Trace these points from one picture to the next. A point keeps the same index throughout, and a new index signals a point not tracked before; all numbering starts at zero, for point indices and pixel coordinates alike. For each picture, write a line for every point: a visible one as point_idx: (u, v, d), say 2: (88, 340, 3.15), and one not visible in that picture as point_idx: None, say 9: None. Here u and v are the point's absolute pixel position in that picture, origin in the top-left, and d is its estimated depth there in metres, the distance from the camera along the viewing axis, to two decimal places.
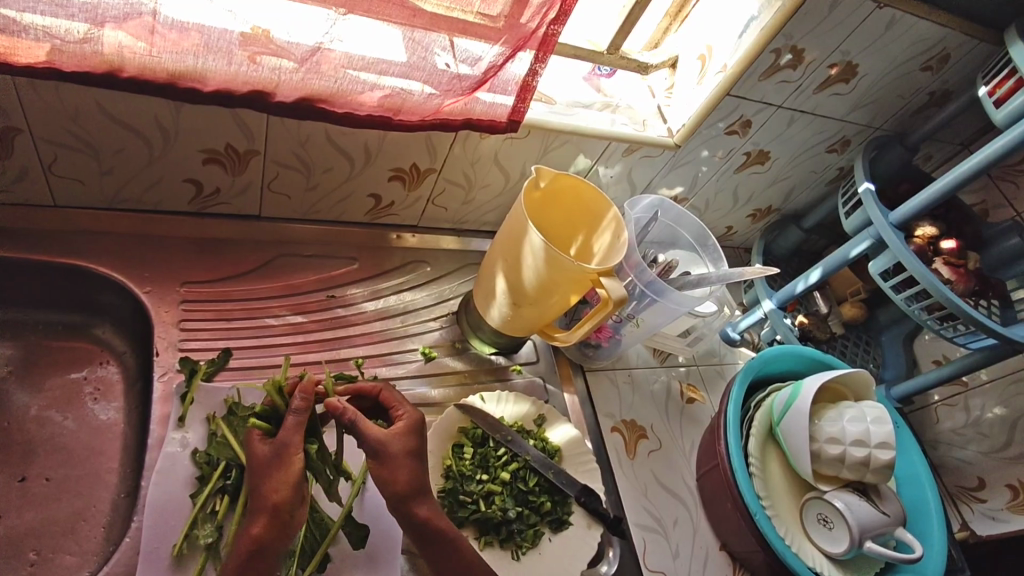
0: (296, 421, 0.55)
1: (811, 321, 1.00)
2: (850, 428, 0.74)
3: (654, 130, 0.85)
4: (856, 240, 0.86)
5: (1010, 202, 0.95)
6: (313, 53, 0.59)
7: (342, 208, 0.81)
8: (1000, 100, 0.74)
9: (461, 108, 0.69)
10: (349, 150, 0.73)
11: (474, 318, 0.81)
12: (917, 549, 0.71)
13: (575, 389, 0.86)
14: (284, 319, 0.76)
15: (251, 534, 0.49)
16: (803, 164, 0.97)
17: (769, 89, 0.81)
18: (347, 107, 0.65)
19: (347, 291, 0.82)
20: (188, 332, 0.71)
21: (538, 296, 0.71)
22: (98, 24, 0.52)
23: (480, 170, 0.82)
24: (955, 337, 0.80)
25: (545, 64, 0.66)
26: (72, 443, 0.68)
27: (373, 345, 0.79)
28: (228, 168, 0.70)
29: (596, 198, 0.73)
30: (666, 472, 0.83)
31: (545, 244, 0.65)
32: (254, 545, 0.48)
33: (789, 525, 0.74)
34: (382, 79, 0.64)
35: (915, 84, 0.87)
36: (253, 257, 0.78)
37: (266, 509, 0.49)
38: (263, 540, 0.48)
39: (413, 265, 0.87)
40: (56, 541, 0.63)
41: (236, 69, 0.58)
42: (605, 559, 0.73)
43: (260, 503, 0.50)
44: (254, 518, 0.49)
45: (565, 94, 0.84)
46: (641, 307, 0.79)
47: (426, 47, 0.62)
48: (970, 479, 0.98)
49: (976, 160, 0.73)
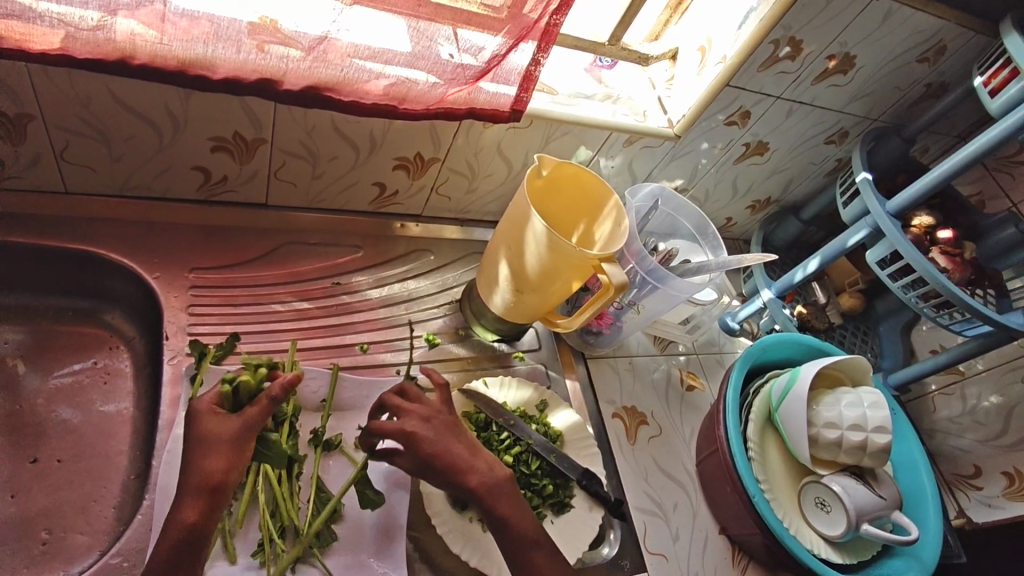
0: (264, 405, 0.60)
1: (810, 310, 1.01)
2: (847, 413, 0.75)
3: (654, 121, 0.87)
4: (854, 229, 0.88)
5: (1006, 193, 0.96)
6: (320, 42, 0.61)
7: (348, 196, 0.82)
8: (995, 89, 0.75)
9: (464, 98, 0.70)
10: (354, 139, 0.74)
11: (477, 305, 0.82)
12: (913, 531, 0.72)
13: (577, 376, 0.87)
14: (291, 305, 0.78)
15: (183, 521, 0.52)
16: (802, 155, 0.98)
17: (769, 80, 0.82)
18: (354, 96, 0.66)
19: (352, 278, 0.83)
20: (196, 316, 0.72)
21: (540, 282, 0.72)
22: (111, 12, 0.53)
23: (484, 159, 0.83)
24: (951, 325, 0.82)
25: (547, 54, 0.67)
26: (83, 426, 0.70)
27: (377, 331, 0.81)
28: (236, 156, 0.71)
29: (597, 185, 0.74)
30: (666, 457, 0.84)
31: (547, 229, 0.66)
32: (188, 532, 0.52)
33: (787, 508, 0.75)
34: (388, 68, 0.65)
35: (913, 75, 0.88)
36: (260, 244, 0.79)
37: (207, 490, 0.54)
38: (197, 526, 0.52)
39: (418, 254, 0.89)
40: (68, 521, 0.64)
41: (245, 57, 0.60)
42: (606, 542, 0.74)
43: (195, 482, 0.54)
44: (185, 501, 0.53)
45: (567, 85, 0.85)
46: (642, 294, 0.81)
47: (431, 37, 0.63)
48: (967, 467, 0.99)
49: (972, 148, 0.74)
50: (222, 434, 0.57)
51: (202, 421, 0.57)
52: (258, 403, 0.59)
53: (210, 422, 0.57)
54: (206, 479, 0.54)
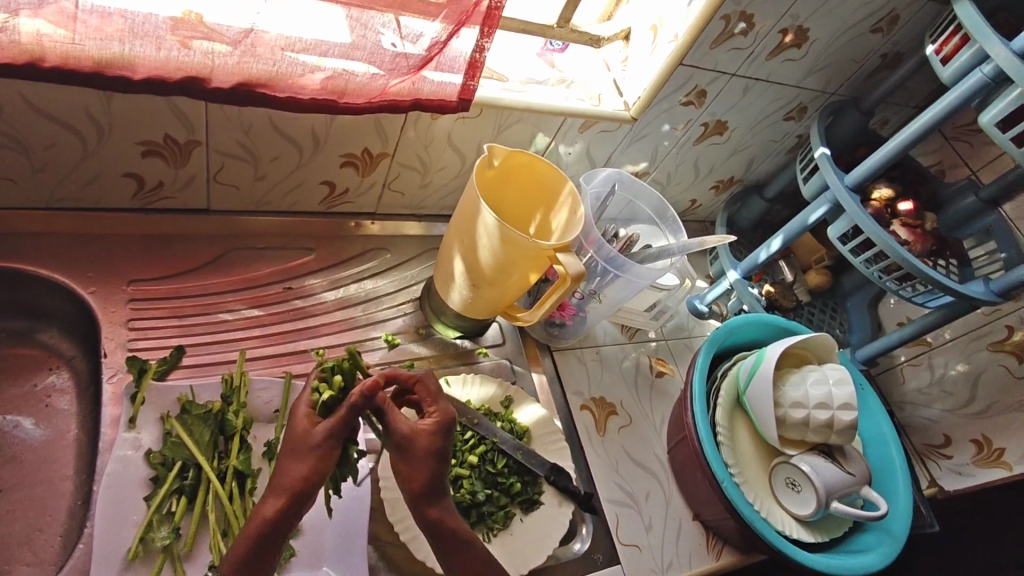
0: (346, 413, 0.51)
1: (777, 289, 1.00)
2: (813, 392, 0.74)
3: (610, 104, 0.85)
4: (815, 205, 0.86)
5: (965, 161, 0.96)
6: (247, 35, 0.58)
7: (297, 196, 0.79)
8: (947, 57, 0.72)
9: (408, 88, 0.68)
10: (295, 136, 0.71)
11: (437, 303, 0.80)
12: (882, 506, 0.72)
13: (543, 368, 0.85)
14: (241, 313, 0.75)
15: (263, 516, 0.47)
16: (762, 132, 0.97)
17: (723, 57, 0.80)
18: (289, 91, 0.63)
19: (305, 282, 0.80)
20: (137, 331, 0.69)
21: (496, 276, 0.70)
22: (12, 11, 0.49)
23: (435, 152, 0.80)
24: (914, 297, 0.81)
25: (491, 39, 0.65)
26: (24, 453, 0.66)
27: (335, 336, 0.78)
28: (169, 160, 0.68)
29: (549, 172, 0.72)
30: (637, 447, 0.83)
31: (498, 221, 0.64)
32: (266, 529, 0.47)
33: (757, 491, 0.75)
34: (324, 60, 0.62)
35: (868, 46, 0.87)
36: (205, 252, 0.76)
37: (288, 494, 0.47)
38: (274, 525, 0.47)
39: (375, 253, 0.86)
40: (11, 554, 0.61)
41: (167, 54, 0.57)
42: (578, 537, 0.73)
43: (278, 484, 0.48)
44: (268, 498, 0.48)
45: (517, 71, 0.83)
46: (604, 282, 0.79)
47: (369, 25, 0.61)
48: (937, 436, 1.00)
49: (928, 118, 0.73)
50: (303, 435, 0.50)
51: (296, 423, 0.51)
52: (341, 411, 0.51)
53: (302, 421, 0.52)
54: (296, 485, 0.48)
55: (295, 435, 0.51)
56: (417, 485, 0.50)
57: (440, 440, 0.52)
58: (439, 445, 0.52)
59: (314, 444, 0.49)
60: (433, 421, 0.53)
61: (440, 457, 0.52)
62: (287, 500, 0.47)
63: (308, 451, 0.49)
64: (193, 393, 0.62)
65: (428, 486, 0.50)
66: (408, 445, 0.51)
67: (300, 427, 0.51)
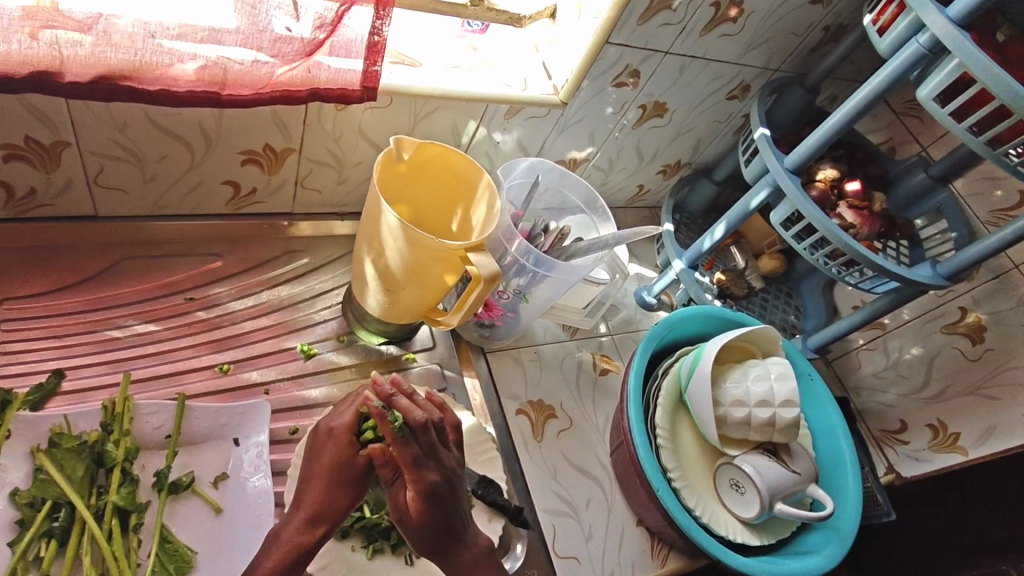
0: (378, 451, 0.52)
1: (728, 276, 0.96)
2: (753, 390, 0.71)
3: (537, 88, 0.79)
4: (756, 189, 0.82)
5: (915, 137, 0.92)
6: (97, 20, 0.51)
7: (196, 199, 0.72)
8: (884, 27, 0.68)
9: (302, 77, 0.61)
10: (182, 134, 0.64)
11: (357, 309, 0.75)
12: (828, 505, 0.69)
13: (477, 372, 0.81)
14: (134, 329, 0.69)
15: (298, 541, 0.52)
16: (705, 114, 0.92)
17: (652, 34, 0.75)
18: (160, 83, 0.56)
19: (210, 291, 0.74)
20: (10, 355, 0.63)
21: (410, 280, 0.64)
22: None
23: (347, 145, 0.74)
24: (860, 283, 0.77)
25: (388, 19, 0.60)
26: None
27: (244, 348, 0.72)
28: (37, 164, 0.61)
29: (465, 165, 0.66)
30: (577, 451, 0.79)
31: (402, 222, 0.58)
32: (300, 551, 0.52)
33: (700, 494, 0.71)
34: (199, 48, 0.56)
35: (809, 18, 0.82)
36: (92, 262, 0.69)
37: (329, 518, 0.53)
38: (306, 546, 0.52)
39: (290, 256, 0.80)
40: None
41: (8, 46, 0.50)
42: (510, 555, 0.68)
43: (317, 510, 0.53)
44: (293, 519, 0.53)
45: (435, 55, 0.77)
46: (532, 282, 0.74)
47: (257, 7, 0.55)
48: (893, 422, 0.97)
49: (866, 94, 0.69)
50: (345, 465, 0.55)
51: (330, 449, 0.55)
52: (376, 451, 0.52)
53: (338, 448, 0.55)
54: (319, 507, 0.53)
55: (333, 461, 0.55)
56: (425, 547, 0.54)
57: (433, 509, 0.52)
58: (429, 516, 0.52)
59: (352, 474, 0.54)
60: (415, 492, 0.52)
61: (437, 525, 0.53)
62: (324, 526, 0.53)
63: (351, 480, 0.54)
64: (69, 420, 0.57)
65: (433, 550, 0.54)
66: (405, 516, 0.52)
67: (332, 452, 0.55)
